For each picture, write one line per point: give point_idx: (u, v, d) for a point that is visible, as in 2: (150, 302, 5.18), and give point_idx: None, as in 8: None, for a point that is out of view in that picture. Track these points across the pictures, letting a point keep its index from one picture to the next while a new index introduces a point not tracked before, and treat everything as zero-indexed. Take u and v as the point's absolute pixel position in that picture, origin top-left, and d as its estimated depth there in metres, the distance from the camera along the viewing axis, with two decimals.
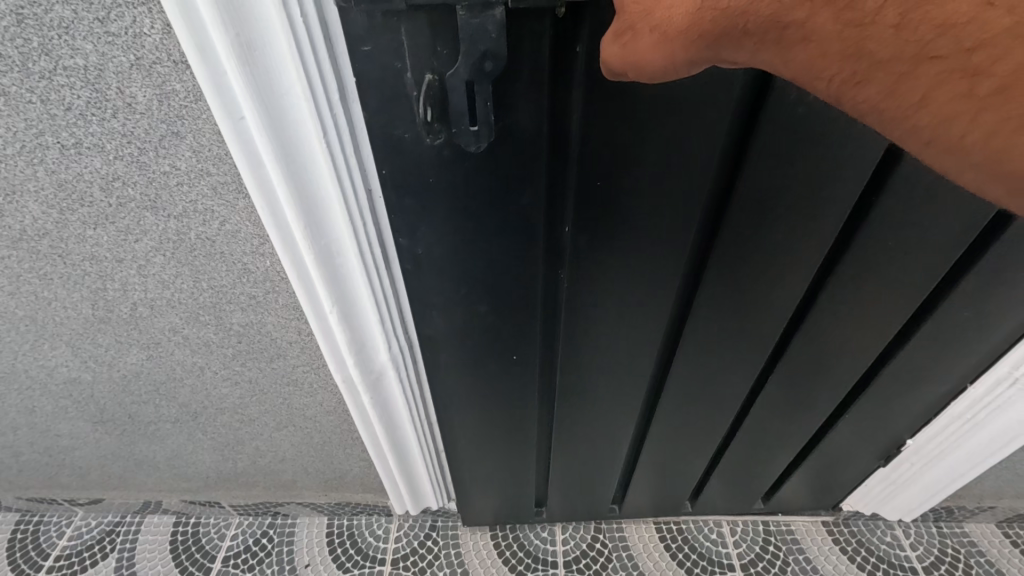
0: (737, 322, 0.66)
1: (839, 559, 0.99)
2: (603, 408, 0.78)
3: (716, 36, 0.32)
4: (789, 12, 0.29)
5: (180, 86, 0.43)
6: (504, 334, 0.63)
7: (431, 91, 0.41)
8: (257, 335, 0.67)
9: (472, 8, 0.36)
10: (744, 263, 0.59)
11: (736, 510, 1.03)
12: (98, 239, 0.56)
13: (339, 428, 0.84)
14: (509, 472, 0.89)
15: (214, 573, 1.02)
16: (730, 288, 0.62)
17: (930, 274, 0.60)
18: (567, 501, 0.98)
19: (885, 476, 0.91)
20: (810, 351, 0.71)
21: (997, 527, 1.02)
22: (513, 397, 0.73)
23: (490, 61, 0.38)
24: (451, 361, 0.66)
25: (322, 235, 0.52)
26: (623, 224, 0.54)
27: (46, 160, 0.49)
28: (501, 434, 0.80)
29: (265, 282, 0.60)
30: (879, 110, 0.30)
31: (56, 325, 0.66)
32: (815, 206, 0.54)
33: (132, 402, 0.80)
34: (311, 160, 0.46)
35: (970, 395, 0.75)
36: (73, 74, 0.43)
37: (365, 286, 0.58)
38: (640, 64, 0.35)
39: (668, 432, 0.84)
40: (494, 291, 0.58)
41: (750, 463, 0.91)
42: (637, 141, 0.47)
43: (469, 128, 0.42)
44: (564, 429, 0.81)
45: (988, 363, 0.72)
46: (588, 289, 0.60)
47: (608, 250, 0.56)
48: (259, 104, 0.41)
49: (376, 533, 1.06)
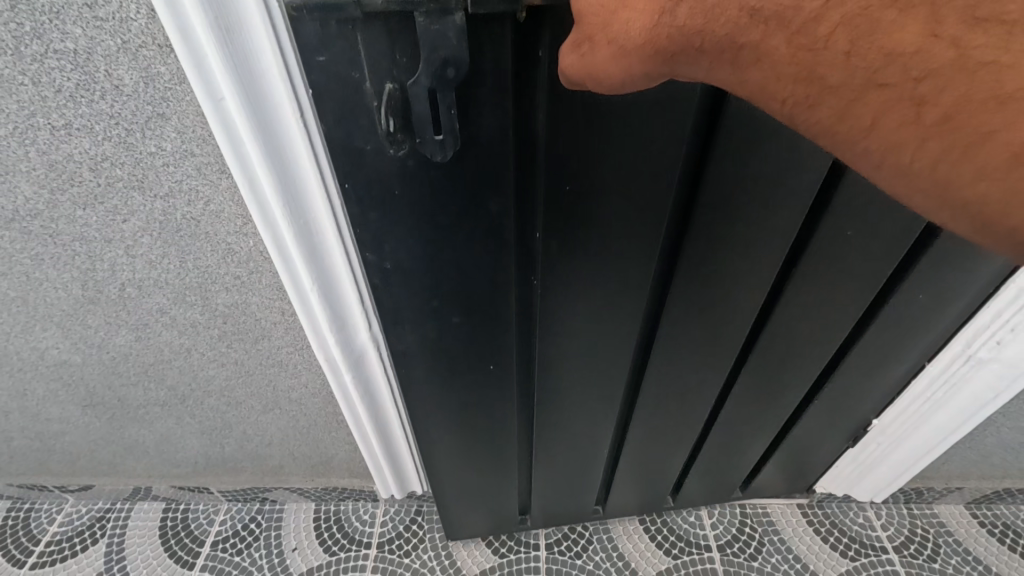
0: (710, 313, 0.67)
1: (813, 540, 1.02)
2: (582, 406, 0.78)
3: (672, 52, 0.34)
4: (744, 33, 0.32)
5: (165, 69, 0.46)
6: (480, 331, 0.63)
7: (392, 100, 0.42)
8: (241, 316, 0.69)
9: (431, 15, 0.37)
10: (714, 255, 0.60)
11: (716, 500, 1.04)
12: (88, 219, 0.58)
13: (324, 411, 0.86)
14: (490, 476, 0.88)
15: (203, 557, 1.04)
16: (702, 281, 0.63)
17: (888, 259, 0.63)
18: (551, 505, 0.98)
19: (854, 456, 0.95)
20: (782, 340, 0.72)
21: (965, 508, 1.05)
22: (491, 396, 0.73)
23: (451, 68, 0.39)
24: (427, 360, 0.66)
25: (301, 213, 0.54)
26: (595, 220, 0.54)
27: (38, 141, 0.51)
28: (481, 435, 0.79)
29: (248, 262, 0.62)
30: (829, 130, 0.33)
31: (47, 306, 0.69)
32: (780, 198, 0.55)
33: (121, 385, 0.82)
34: (289, 141, 0.49)
35: (928, 372, 0.79)
36: (63, 57, 0.45)
37: (344, 266, 0.60)
38: (598, 76, 0.37)
39: (648, 429, 0.85)
40: (469, 288, 0.58)
41: (726, 455, 0.92)
42: (604, 140, 0.48)
43: (433, 137, 0.43)
44: (543, 431, 0.80)
45: (944, 341, 0.75)
46: (562, 285, 0.60)
47: (580, 246, 0.56)
48: (238, 86, 0.44)
49: (362, 518, 1.08)
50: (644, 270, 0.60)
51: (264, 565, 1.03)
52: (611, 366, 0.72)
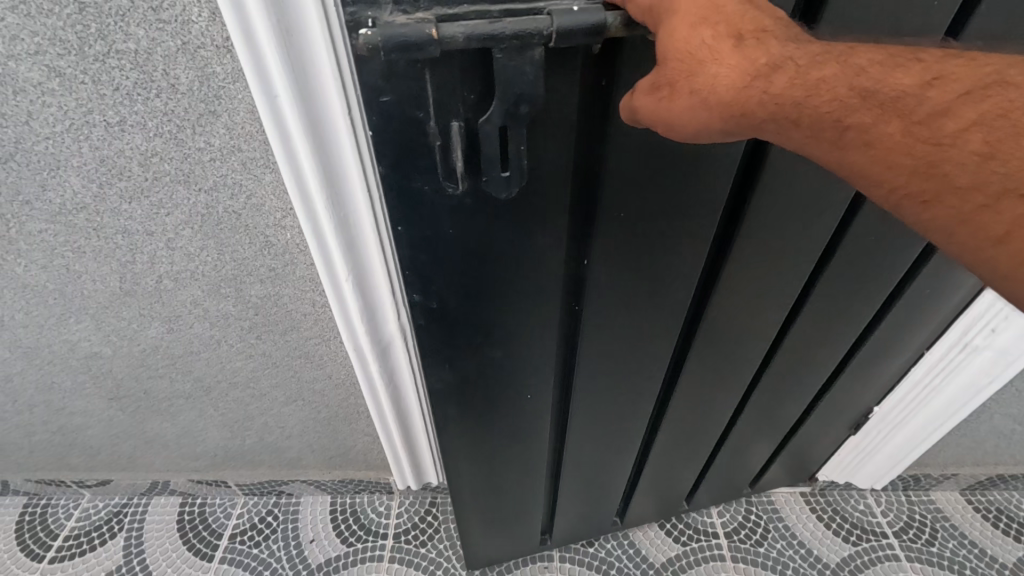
0: (743, 320, 0.69)
1: (816, 526, 1.06)
2: (614, 418, 0.78)
3: (767, 115, 0.37)
4: (857, 113, 0.35)
5: (220, 69, 0.49)
6: (522, 347, 0.63)
7: (459, 139, 0.44)
8: (273, 307, 0.72)
9: (508, 52, 0.38)
10: (752, 263, 0.62)
11: (729, 497, 1.06)
12: (132, 212, 0.61)
13: (346, 402, 0.89)
14: (517, 494, 0.87)
15: (221, 549, 1.06)
16: (739, 289, 0.65)
17: (901, 255, 0.66)
18: (574, 520, 0.97)
19: (856, 444, 0.98)
20: (805, 339, 0.74)
21: (961, 494, 1.09)
22: (526, 412, 0.72)
23: (525, 105, 0.41)
24: (463, 377, 0.65)
25: (341, 206, 0.57)
26: (644, 232, 0.56)
27: (91, 136, 0.54)
28: (511, 453, 0.78)
29: (284, 255, 0.65)
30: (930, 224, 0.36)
31: (83, 298, 0.71)
32: (814, 204, 0.58)
33: (149, 377, 0.84)
34: (334, 137, 0.52)
35: (927, 361, 0.83)
36: (124, 57, 0.48)
37: (377, 257, 0.63)
38: (673, 121, 0.38)
39: (675, 436, 0.85)
40: (517, 303, 0.58)
41: (740, 453, 0.94)
42: (663, 155, 0.49)
43: (501, 174, 0.45)
44: (575, 445, 0.80)
45: (942, 330, 0.79)
46: (608, 297, 0.61)
47: (629, 257, 0.57)
48: (292, 84, 0.47)
49: (378, 510, 1.10)
50: (686, 278, 0.61)
51: (283, 556, 1.05)
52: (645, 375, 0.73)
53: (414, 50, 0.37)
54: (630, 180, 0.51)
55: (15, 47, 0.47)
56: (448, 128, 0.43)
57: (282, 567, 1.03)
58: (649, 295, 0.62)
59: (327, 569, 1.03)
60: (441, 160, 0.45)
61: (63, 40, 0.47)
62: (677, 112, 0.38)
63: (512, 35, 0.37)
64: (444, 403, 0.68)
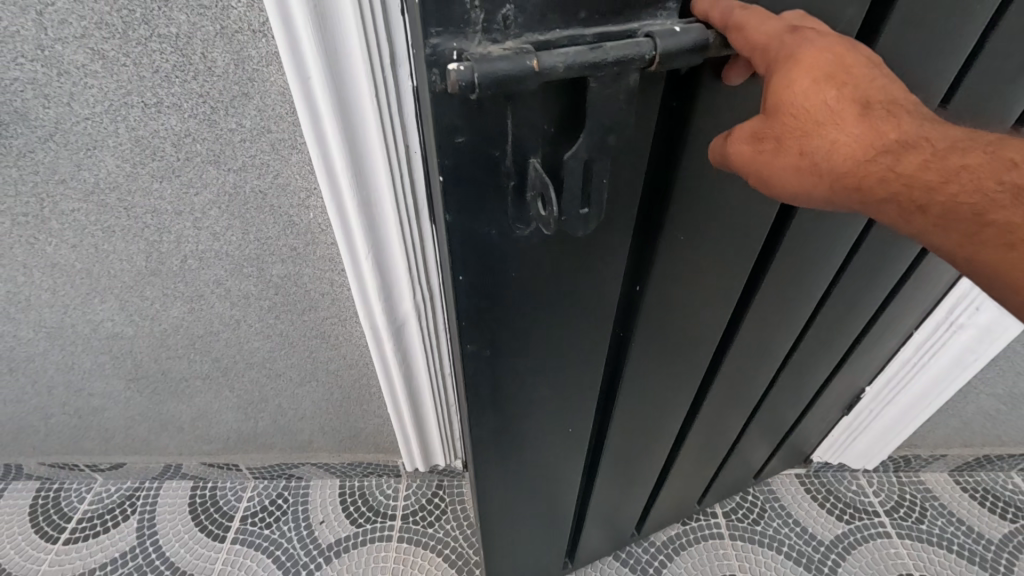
0: (775, 320, 0.70)
1: (810, 505, 1.09)
2: (648, 427, 0.78)
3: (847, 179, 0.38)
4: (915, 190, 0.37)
5: (255, 52, 0.52)
6: (567, 365, 0.62)
7: (535, 176, 0.43)
8: (293, 287, 0.75)
9: (603, 80, 0.37)
10: (791, 265, 0.63)
11: (736, 489, 1.09)
12: (163, 192, 0.63)
13: (359, 382, 0.92)
14: (546, 518, 0.84)
15: (233, 531, 1.08)
16: (777, 291, 0.66)
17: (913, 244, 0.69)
18: (598, 537, 0.95)
19: (848, 424, 1.02)
20: (821, 331, 0.77)
21: (949, 475, 1.13)
22: (565, 431, 0.71)
23: (611, 134, 0.40)
24: (504, 405, 0.63)
25: (366, 186, 0.61)
26: (700, 243, 0.56)
27: (129, 117, 0.56)
28: (546, 476, 0.76)
29: (306, 234, 0.68)
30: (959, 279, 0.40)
31: (109, 278, 0.73)
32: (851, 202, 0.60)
33: (168, 358, 0.86)
34: (362, 118, 0.55)
35: (915, 339, 0.87)
36: (165, 41, 0.51)
37: (398, 236, 0.66)
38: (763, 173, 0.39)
39: (700, 438, 0.86)
40: (569, 321, 0.57)
41: (749, 445, 0.96)
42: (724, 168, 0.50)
43: (579, 211, 0.43)
44: (610, 459, 0.79)
45: (929, 310, 0.83)
46: (659, 310, 0.61)
47: (683, 269, 0.58)
48: (325, 66, 0.50)
49: (386, 492, 1.13)
50: (731, 284, 0.62)
51: (294, 536, 1.07)
52: (678, 383, 0.73)
53: (513, 82, 0.35)
54: (684, 201, 0.51)
55: (63, 30, 0.50)
56: (526, 166, 0.43)
57: (294, 547, 1.06)
58: (688, 304, 0.62)
59: (337, 548, 1.05)
60: (515, 198, 0.44)
61: (109, 24, 0.50)
62: (783, 166, 0.38)
63: (618, 58, 0.36)
64: (487, 432, 0.65)
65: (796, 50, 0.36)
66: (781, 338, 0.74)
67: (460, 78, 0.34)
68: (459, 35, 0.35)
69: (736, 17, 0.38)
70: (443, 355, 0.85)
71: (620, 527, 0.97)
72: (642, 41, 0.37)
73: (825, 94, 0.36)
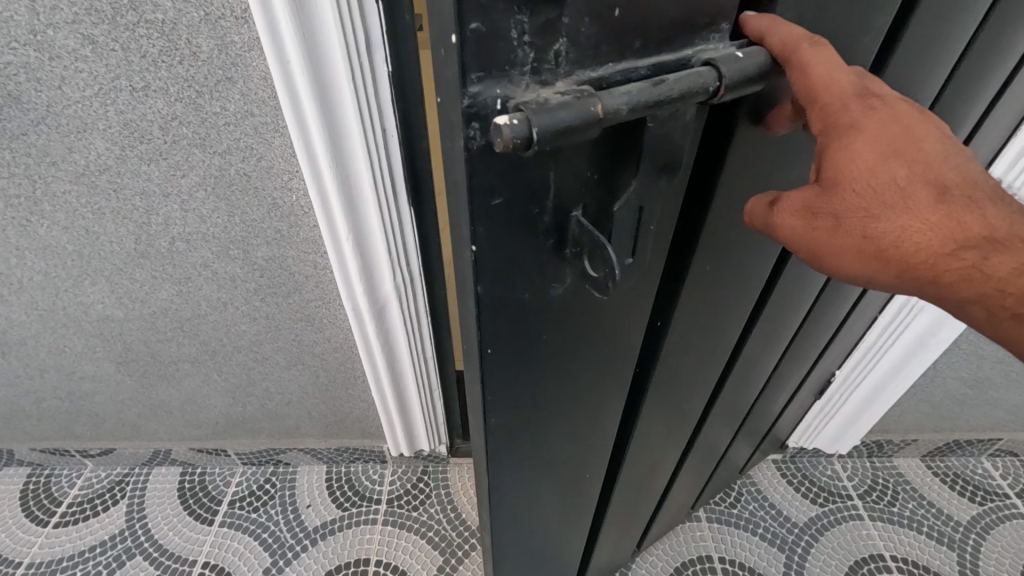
0: (777, 325, 0.70)
1: (786, 489, 1.12)
2: (659, 447, 0.76)
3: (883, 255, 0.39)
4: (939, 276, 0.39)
5: (238, 38, 0.55)
6: (588, 403, 0.59)
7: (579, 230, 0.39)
8: (278, 269, 0.77)
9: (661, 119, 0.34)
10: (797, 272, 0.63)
11: (727, 484, 1.10)
12: (151, 175, 0.66)
13: (343, 366, 0.94)
14: (560, 549, 0.81)
15: (221, 514, 1.10)
16: (782, 298, 0.65)
17: None
18: (605, 558, 0.93)
19: (820, 409, 1.05)
20: (810, 326, 0.78)
21: (921, 461, 1.16)
22: (582, 465, 0.68)
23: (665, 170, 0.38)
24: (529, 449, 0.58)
25: (344, 168, 0.63)
26: (722, 267, 0.54)
27: (118, 101, 0.59)
28: (562, 510, 0.73)
29: (290, 216, 0.71)
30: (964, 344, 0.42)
31: (99, 260, 0.76)
32: None
33: (157, 341, 0.89)
34: (341, 103, 0.58)
35: (879, 322, 0.90)
36: (152, 26, 0.54)
37: (377, 219, 0.69)
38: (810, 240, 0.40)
39: (703, 446, 0.86)
40: (594, 360, 0.54)
41: (740, 442, 0.98)
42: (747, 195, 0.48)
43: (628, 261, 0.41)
44: (623, 487, 0.77)
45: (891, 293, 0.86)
46: (681, 339, 0.58)
47: (706, 295, 0.55)
48: (304, 52, 0.53)
49: (372, 478, 1.16)
50: (745, 299, 0.61)
51: (281, 520, 1.10)
52: (690, 400, 0.71)
53: (579, 134, 0.30)
54: (710, 232, 0.49)
55: (55, 16, 0.53)
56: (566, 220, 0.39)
57: (281, 530, 1.08)
58: (705, 328, 0.60)
59: (323, 531, 1.08)
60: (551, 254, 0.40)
61: (99, 10, 0.53)
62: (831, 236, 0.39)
63: (685, 92, 0.32)
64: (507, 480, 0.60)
65: (863, 122, 0.37)
66: (779, 339, 0.74)
67: (516, 134, 0.28)
68: (503, 79, 0.30)
69: (803, 53, 0.36)
70: (424, 337, 0.88)
71: (625, 544, 0.95)
72: (706, 71, 0.33)
73: (887, 167, 0.37)
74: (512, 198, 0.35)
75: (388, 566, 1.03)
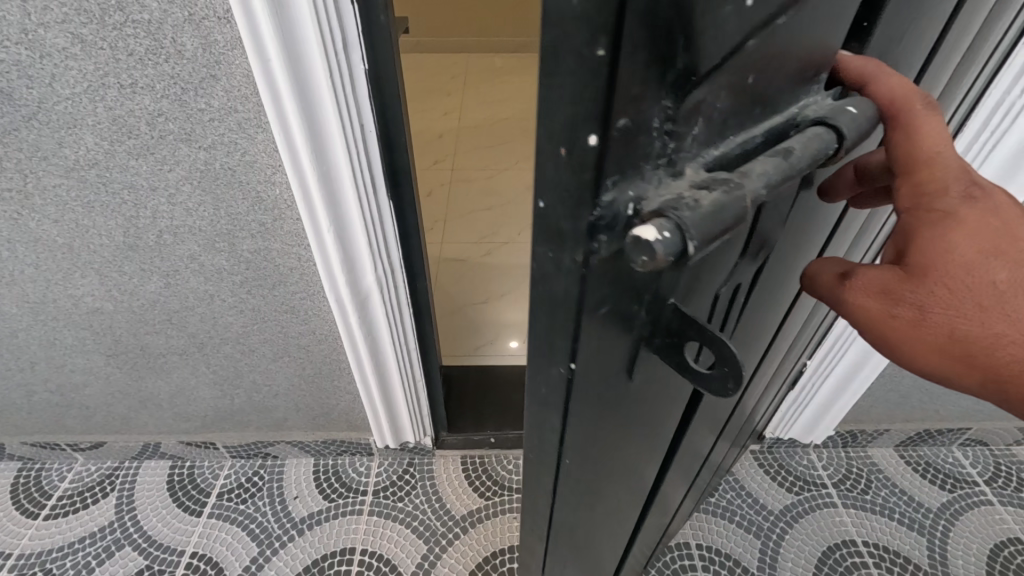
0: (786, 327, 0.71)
1: (762, 478, 1.15)
2: (688, 467, 0.74)
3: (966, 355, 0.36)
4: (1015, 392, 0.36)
5: (221, 37, 0.58)
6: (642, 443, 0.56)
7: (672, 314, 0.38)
8: (263, 262, 0.80)
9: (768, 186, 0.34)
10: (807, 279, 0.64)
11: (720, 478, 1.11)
12: (139, 169, 0.69)
13: (329, 358, 0.97)
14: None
15: (209, 506, 1.12)
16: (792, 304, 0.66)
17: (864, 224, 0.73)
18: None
19: (794, 398, 1.08)
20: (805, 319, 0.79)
21: (894, 451, 1.19)
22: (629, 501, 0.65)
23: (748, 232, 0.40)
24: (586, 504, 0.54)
25: (325, 162, 0.66)
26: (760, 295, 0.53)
27: (106, 98, 0.62)
28: (605, 545, 0.70)
29: (273, 209, 0.74)
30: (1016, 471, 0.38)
31: (89, 253, 0.78)
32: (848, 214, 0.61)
33: (146, 333, 0.91)
34: (320, 99, 0.60)
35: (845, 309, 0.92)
36: (139, 26, 0.57)
37: (357, 211, 0.72)
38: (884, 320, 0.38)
39: (720, 454, 0.85)
40: (654, 407, 0.52)
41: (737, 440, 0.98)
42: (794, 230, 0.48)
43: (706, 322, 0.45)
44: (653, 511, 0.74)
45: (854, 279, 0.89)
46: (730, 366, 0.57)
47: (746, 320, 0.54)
48: (284, 51, 0.56)
49: (358, 469, 1.18)
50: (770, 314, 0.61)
51: (268, 511, 1.12)
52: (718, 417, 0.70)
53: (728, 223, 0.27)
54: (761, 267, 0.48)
55: (45, 16, 0.56)
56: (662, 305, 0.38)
57: (268, 520, 1.10)
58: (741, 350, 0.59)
59: (309, 522, 1.10)
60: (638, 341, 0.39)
61: (88, 11, 0.55)
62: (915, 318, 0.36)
63: (813, 156, 0.32)
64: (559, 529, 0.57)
65: (961, 211, 0.36)
66: (784, 338, 0.75)
67: (671, 252, 0.26)
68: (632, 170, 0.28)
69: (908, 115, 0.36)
70: (406, 327, 0.91)
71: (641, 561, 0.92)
72: (825, 136, 0.32)
73: (985, 265, 0.35)
74: (616, 297, 0.34)
75: (373, 555, 1.05)
